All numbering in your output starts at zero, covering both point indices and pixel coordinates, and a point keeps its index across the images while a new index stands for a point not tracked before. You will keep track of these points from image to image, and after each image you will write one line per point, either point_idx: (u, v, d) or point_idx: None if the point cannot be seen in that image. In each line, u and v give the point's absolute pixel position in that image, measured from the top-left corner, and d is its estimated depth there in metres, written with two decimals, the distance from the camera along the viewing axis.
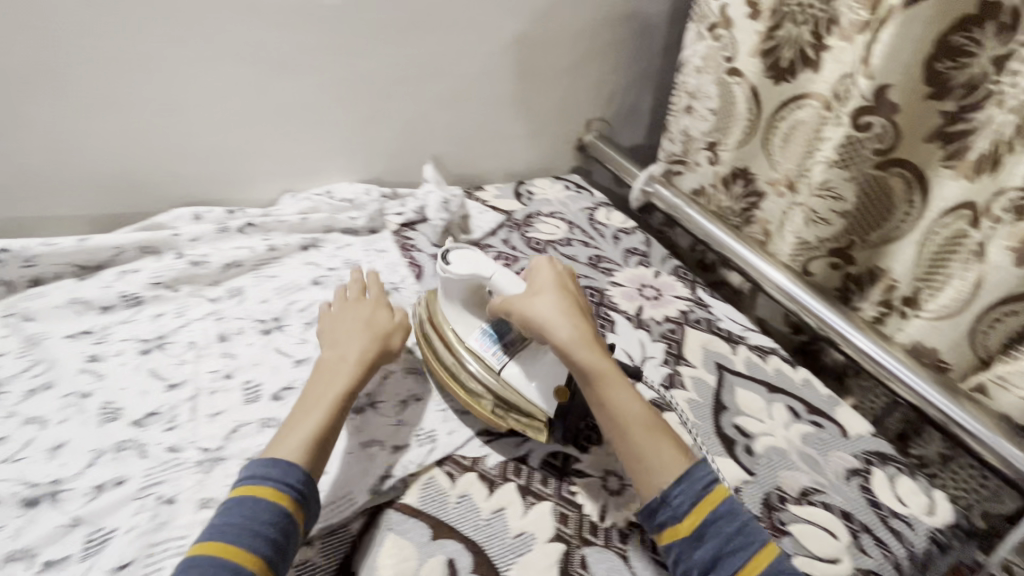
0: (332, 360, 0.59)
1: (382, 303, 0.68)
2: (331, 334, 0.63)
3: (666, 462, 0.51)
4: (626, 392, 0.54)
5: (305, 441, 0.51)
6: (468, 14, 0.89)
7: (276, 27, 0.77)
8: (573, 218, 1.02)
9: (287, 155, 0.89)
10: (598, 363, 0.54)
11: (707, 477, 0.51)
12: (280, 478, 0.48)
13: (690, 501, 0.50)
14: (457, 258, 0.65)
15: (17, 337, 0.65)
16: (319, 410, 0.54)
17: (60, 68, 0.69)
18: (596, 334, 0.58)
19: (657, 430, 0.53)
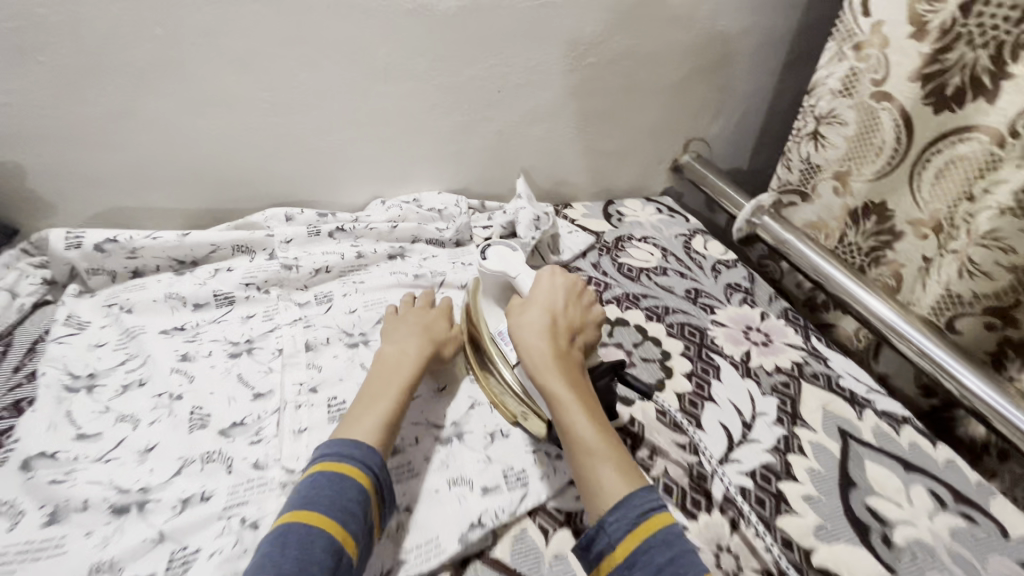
0: (392, 356, 0.60)
1: (443, 313, 0.69)
2: (390, 335, 0.64)
3: (608, 489, 0.47)
4: (582, 414, 0.52)
5: (379, 423, 0.52)
6: (584, 25, 0.84)
7: (390, 33, 0.75)
8: (667, 245, 0.94)
9: (380, 160, 0.87)
10: (553, 382, 0.54)
11: (645, 502, 0.45)
12: (362, 458, 0.48)
13: (625, 529, 0.44)
14: (494, 254, 0.67)
15: (117, 328, 0.65)
16: (385, 399, 0.54)
17: (182, 64, 0.69)
18: (567, 353, 0.58)
19: (607, 455, 0.49)
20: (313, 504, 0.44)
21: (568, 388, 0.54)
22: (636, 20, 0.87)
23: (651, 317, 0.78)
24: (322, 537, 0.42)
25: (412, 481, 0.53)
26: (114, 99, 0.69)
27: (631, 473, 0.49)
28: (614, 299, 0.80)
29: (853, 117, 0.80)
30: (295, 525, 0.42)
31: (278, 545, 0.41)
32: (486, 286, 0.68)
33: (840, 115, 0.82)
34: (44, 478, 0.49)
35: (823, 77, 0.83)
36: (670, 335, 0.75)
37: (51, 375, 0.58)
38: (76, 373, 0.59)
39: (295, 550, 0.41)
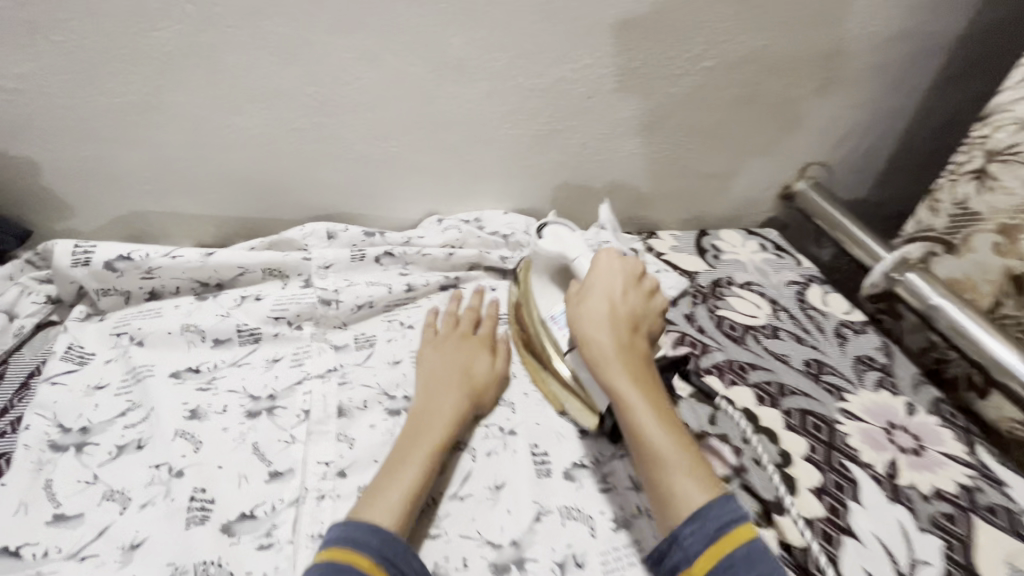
0: (424, 409, 0.51)
1: (487, 343, 0.60)
2: (424, 375, 0.55)
3: (680, 500, 0.42)
4: (651, 416, 0.46)
5: (404, 499, 0.44)
6: (703, 22, 0.67)
7: (464, 23, 0.60)
8: (777, 295, 0.77)
9: (439, 172, 0.73)
10: (617, 378, 0.48)
11: (724, 517, 0.41)
12: (378, 547, 0.39)
13: (701, 545, 0.40)
14: (552, 234, 0.61)
15: (122, 365, 0.55)
16: (410, 467, 0.46)
17: (211, 53, 0.57)
18: (634, 343, 0.50)
19: (680, 463, 0.44)
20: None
21: (635, 385, 0.47)
22: (769, 17, 0.69)
23: (763, 400, 0.61)
24: None
25: None
26: (137, 89, 0.58)
27: (707, 482, 0.43)
28: (714, 368, 0.64)
29: None
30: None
31: None
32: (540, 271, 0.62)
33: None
34: None
35: (1009, 101, 0.64)
36: (789, 428, 0.59)
37: (36, 427, 0.49)
38: (66, 425, 0.49)
39: None
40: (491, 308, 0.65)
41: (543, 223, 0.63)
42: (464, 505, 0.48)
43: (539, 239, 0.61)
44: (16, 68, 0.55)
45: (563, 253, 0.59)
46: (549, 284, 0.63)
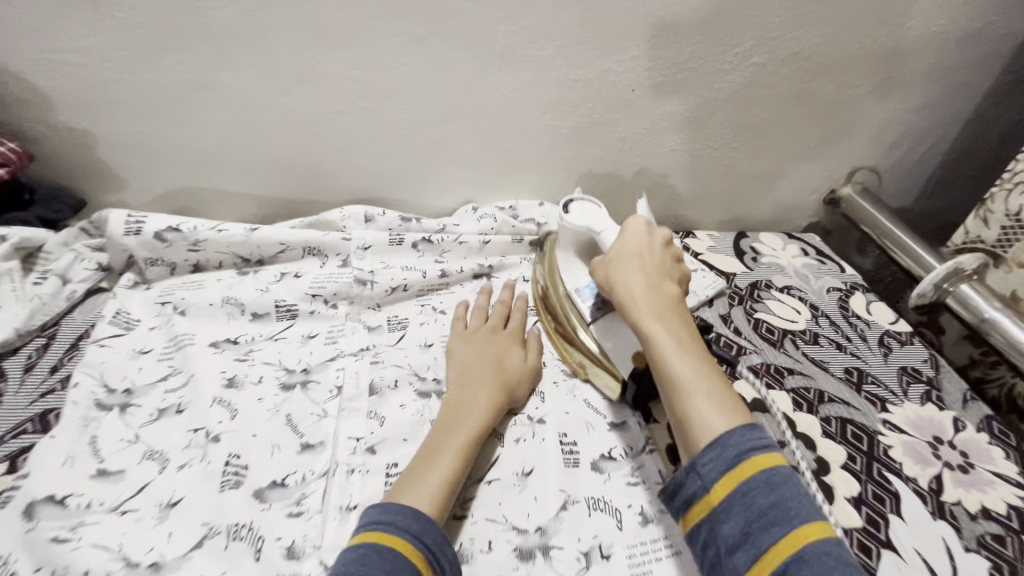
0: (458, 403, 0.51)
1: (518, 337, 0.59)
2: (456, 367, 0.54)
3: (701, 426, 0.42)
4: (676, 348, 0.46)
5: (442, 486, 0.43)
6: (755, 17, 0.66)
7: (512, 11, 0.60)
8: (817, 300, 0.75)
9: (477, 161, 0.74)
10: (643, 315, 0.48)
11: (744, 443, 0.40)
12: (417, 533, 0.40)
13: (719, 471, 0.40)
14: (577, 208, 0.60)
15: (165, 333, 0.57)
16: (445, 458, 0.45)
17: (264, 33, 0.58)
18: (663, 287, 0.51)
19: (704, 392, 0.43)
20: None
21: (661, 321, 0.48)
22: (826, 13, 0.67)
23: (800, 406, 0.59)
24: None
25: None
26: (192, 67, 0.60)
27: (732, 414, 0.43)
28: (750, 370, 0.63)
29: None
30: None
31: None
32: (564, 244, 0.62)
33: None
34: (47, 532, 0.40)
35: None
36: (827, 436, 0.57)
37: (84, 385, 0.50)
38: (112, 386, 0.51)
39: None
40: (520, 299, 0.64)
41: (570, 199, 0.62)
42: (490, 490, 0.48)
43: (566, 214, 0.60)
44: (80, 43, 0.57)
45: (590, 226, 0.58)
46: (572, 257, 0.63)
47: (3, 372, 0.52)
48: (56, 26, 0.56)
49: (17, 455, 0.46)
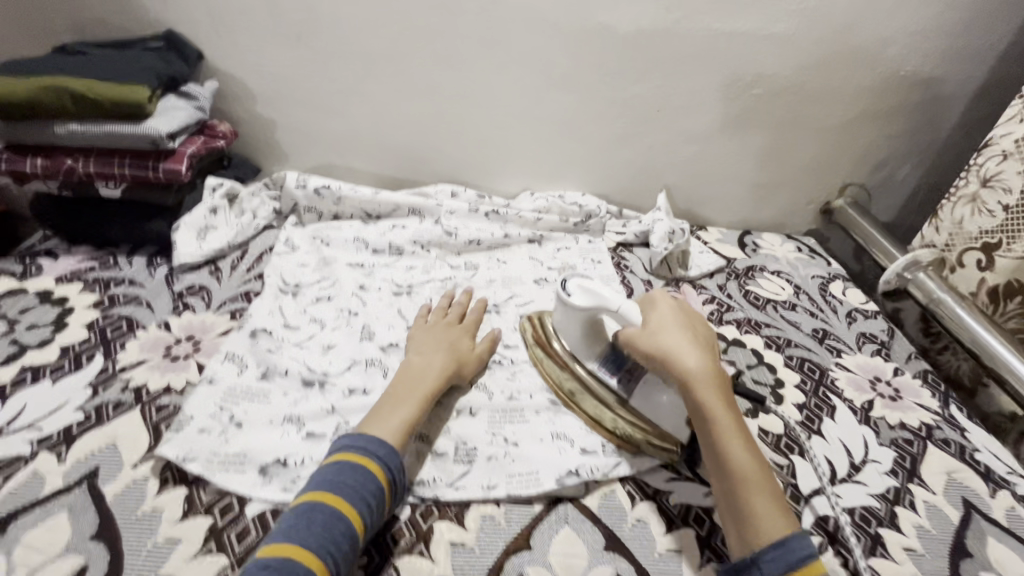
0: (416, 368, 0.62)
1: (469, 331, 0.70)
2: (416, 347, 0.65)
3: (764, 524, 0.46)
4: (735, 440, 0.50)
5: (396, 429, 0.54)
6: (753, 59, 0.88)
7: (571, 49, 0.85)
8: (801, 283, 0.93)
9: (538, 157, 0.97)
10: (710, 403, 0.52)
11: (803, 548, 0.44)
12: (383, 456, 0.51)
13: (780, 568, 0.44)
14: (577, 288, 0.64)
15: (317, 255, 0.83)
16: (403, 406, 0.56)
17: (400, 58, 0.86)
18: (719, 373, 0.55)
19: (763, 489, 0.48)
20: (337, 488, 0.47)
21: (722, 409, 0.52)
22: (810, 58, 0.88)
23: (771, 346, 0.78)
24: (327, 511, 0.46)
25: (522, 425, 0.62)
26: (349, 78, 0.88)
27: (785, 514, 0.47)
28: (734, 321, 0.82)
29: (1018, 184, 0.76)
30: (319, 504, 0.46)
31: (301, 518, 0.45)
32: (567, 324, 0.65)
33: (1006, 180, 0.77)
34: (263, 347, 0.65)
35: (999, 135, 0.78)
36: (787, 366, 0.75)
37: (272, 278, 0.77)
38: (288, 281, 0.77)
39: (316, 526, 0.45)
40: (477, 303, 0.75)
41: (565, 281, 0.65)
42: (532, 368, 0.69)
43: (569, 295, 0.63)
44: (282, 60, 0.86)
45: (598, 306, 0.61)
46: (576, 336, 0.64)
47: (219, 267, 0.78)
48: (271, 49, 0.85)
49: (235, 311, 0.72)
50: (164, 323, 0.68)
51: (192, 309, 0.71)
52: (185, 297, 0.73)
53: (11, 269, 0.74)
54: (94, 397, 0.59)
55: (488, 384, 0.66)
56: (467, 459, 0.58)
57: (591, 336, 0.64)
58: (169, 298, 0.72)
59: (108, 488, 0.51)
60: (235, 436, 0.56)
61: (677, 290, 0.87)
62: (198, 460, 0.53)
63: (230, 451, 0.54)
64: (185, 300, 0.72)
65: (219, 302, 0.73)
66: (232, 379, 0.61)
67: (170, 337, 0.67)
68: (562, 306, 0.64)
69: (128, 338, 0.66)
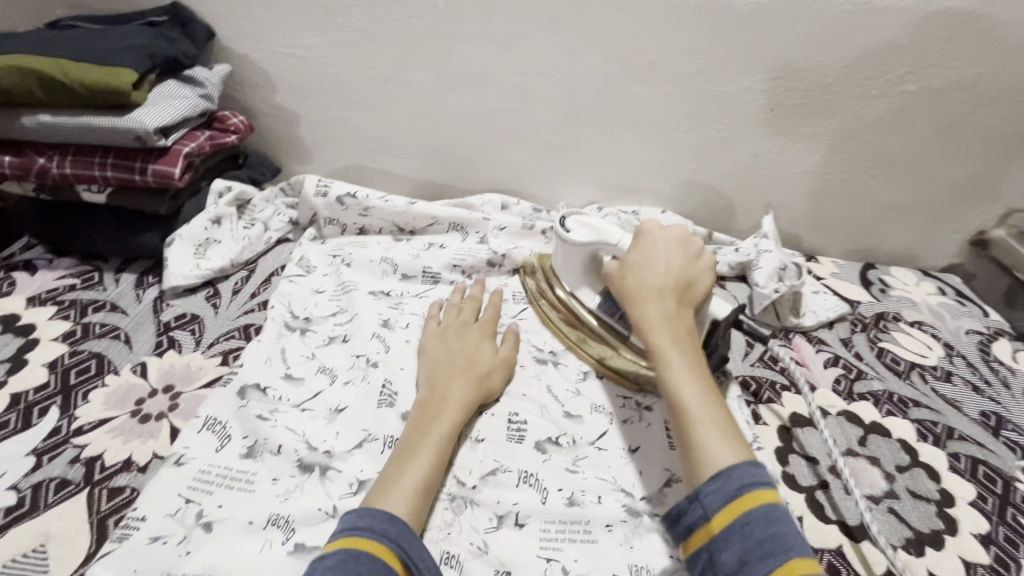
0: (431, 400, 0.51)
1: (489, 331, 0.59)
2: (428, 370, 0.54)
3: (705, 454, 0.40)
4: (681, 369, 0.44)
5: (411, 493, 0.42)
6: (909, 44, 0.66)
7: (665, 29, 0.66)
8: (953, 340, 0.71)
9: (609, 164, 0.79)
10: (649, 328, 0.47)
11: (745, 477, 0.38)
12: (394, 536, 0.38)
13: (719, 502, 0.38)
14: (575, 223, 0.59)
15: (335, 279, 0.68)
16: (418, 460, 0.45)
17: (446, 40, 0.69)
18: (672, 296, 0.49)
19: (710, 419, 0.42)
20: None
21: (673, 340, 0.46)
22: (990, 45, 0.65)
23: (925, 437, 0.57)
24: None
25: (588, 547, 0.45)
26: (385, 63, 0.72)
27: (732, 444, 0.40)
28: (869, 395, 0.61)
29: None
30: None
31: None
32: (564, 262, 0.60)
33: None
34: (252, 411, 0.51)
35: None
36: (955, 471, 0.54)
37: (277, 310, 0.62)
38: (296, 313, 0.62)
39: None
40: (491, 294, 0.64)
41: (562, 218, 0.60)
42: (601, 455, 0.51)
43: (566, 232, 0.58)
44: (306, 41, 0.71)
45: (600, 240, 0.56)
46: (576, 274, 0.60)
47: (218, 292, 0.65)
48: (292, 26, 0.70)
49: (227, 354, 0.57)
50: (139, 366, 0.55)
51: (177, 348, 0.57)
52: (172, 330, 0.59)
53: None
54: (34, 472, 0.45)
55: (542, 477, 0.49)
56: None
57: (591, 274, 0.60)
58: (153, 331, 0.59)
59: None
60: (199, 545, 0.42)
61: (788, 343, 0.68)
62: None
63: (188, 571, 0.40)
64: (171, 334, 0.59)
65: (211, 340, 0.59)
66: (207, 457, 0.47)
67: (143, 386, 0.53)
68: (558, 245, 0.60)
69: (93, 385, 0.53)
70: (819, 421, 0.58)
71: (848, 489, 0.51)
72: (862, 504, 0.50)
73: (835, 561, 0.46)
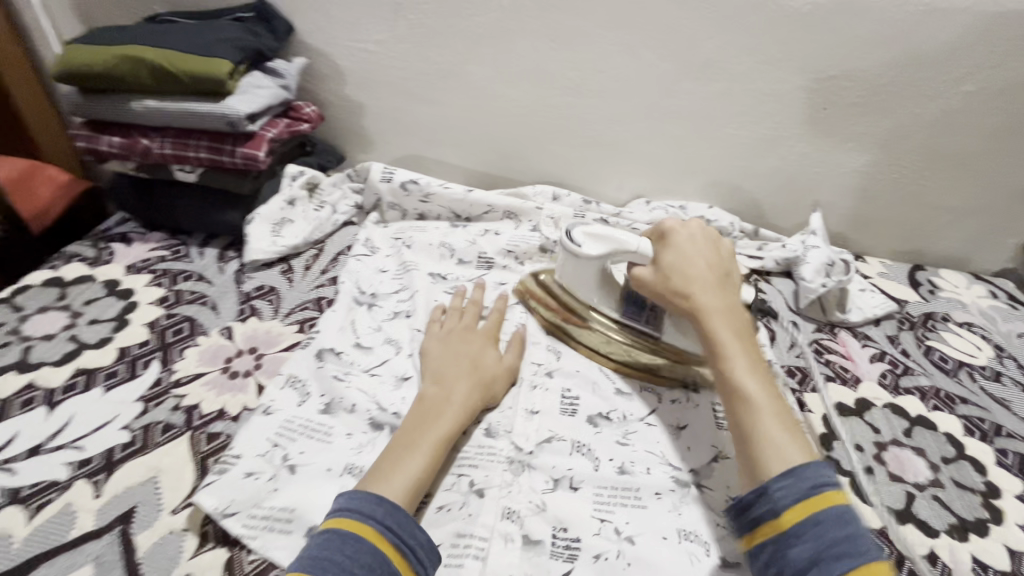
0: (434, 398, 0.50)
1: (492, 337, 0.59)
2: (430, 369, 0.54)
3: (776, 453, 0.40)
4: (748, 369, 0.44)
5: (408, 486, 0.43)
6: (968, 45, 0.66)
7: (722, 29, 0.68)
8: (1003, 343, 0.70)
9: (658, 158, 0.81)
10: (715, 323, 0.47)
11: (820, 476, 0.38)
12: (382, 518, 0.40)
13: (792, 498, 0.37)
14: (583, 236, 0.56)
15: (397, 259, 0.72)
16: (415, 454, 0.45)
17: (508, 37, 0.73)
18: (729, 296, 0.49)
19: (779, 419, 0.41)
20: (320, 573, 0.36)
21: (736, 342, 0.46)
22: None
23: (973, 433, 0.58)
24: None
25: (638, 512, 0.47)
26: (449, 58, 0.76)
27: (802, 446, 0.40)
28: (916, 390, 0.62)
29: None
30: None
31: None
32: (574, 274, 0.59)
33: None
34: (330, 372, 0.56)
35: None
36: (1002, 466, 0.55)
37: (347, 285, 0.67)
38: (364, 289, 0.67)
39: None
40: (497, 300, 0.64)
41: (568, 229, 0.58)
42: (649, 430, 0.54)
43: (577, 247, 0.56)
44: (377, 37, 0.76)
45: (613, 250, 0.54)
46: (590, 287, 0.59)
47: (292, 267, 0.70)
48: (366, 23, 0.75)
49: (303, 322, 0.62)
50: (226, 330, 0.60)
51: (258, 316, 0.63)
52: (252, 300, 0.65)
53: (84, 254, 0.69)
54: (142, 416, 0.51)
55: (594, 446, 0.52)
56: (568, 554, 0.44)
57: (606, 285, 0.58)
58: (236, 300, 0.65)
59: (142, 538, 0.42)
60: (286, 484, 0.46)
61: (832, 337, 0.69)
62: (238, 516, 0.44)
63: (277, 505, 0.45)
64: (252, 303, 0.64)
65: (288, 309, 0.64)
66: (291, 409, 0.52)
67: (231, 347, 0.58)
68: (569, 258, 0.58)
69: (187, 344, 0.58)
70: (863, 413, 0.59)
71: (892, 475, 0.53)
72: (906, 490, 0.52)
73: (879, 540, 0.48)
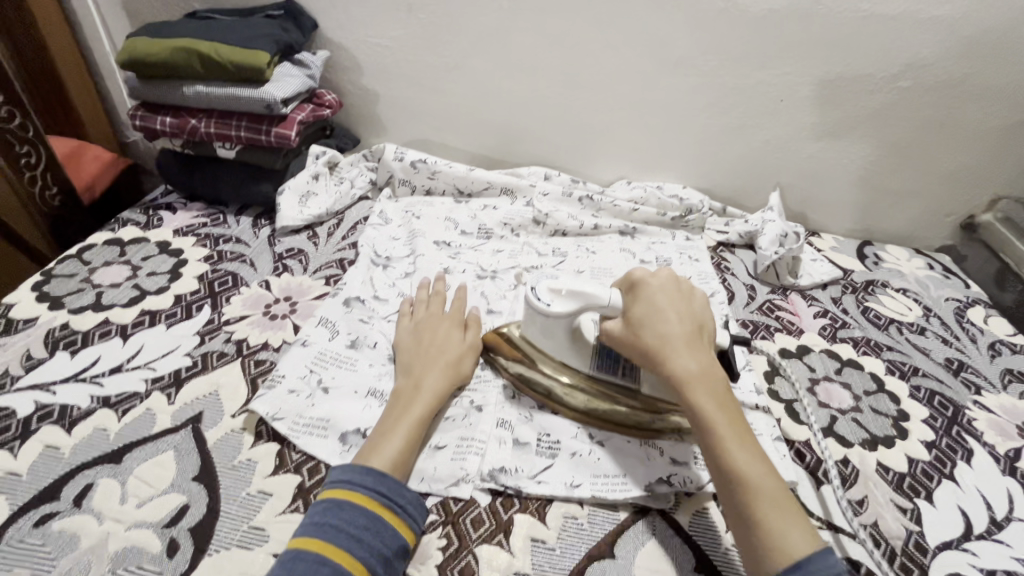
0: (407, 389, 0.55)
1: (456, 320, 0.64)
2: (403, 360, 0.59)
3: (779, 543, 0.39)
4: (739, 448, 0.44)
5: (392, 459, 0.49)
6: (903, 46, 0.77)
7: (693, 29, 0.79)
8: (932, 304, 0.82)
9: (638, 144, 0.92)
10: (700, 397, 0.46)
11: (827, 568, 0.37)
12: (372, 484, 0.46)
13: None
14: (549, 293, 0.56)
15: (408, 228, 0.82)
16: (394, 436, 0.50)
17: (507, 35, 0.83)
18: (709, 359, 0.49)
19: (777, 502, 0.41)
20: (325, 530, 0.43)
21: (726, 418, 0.45)
22: (974, 50, 0.76)
23: (893, 372, 0.69)
24: (309, 557, 0.41)
25: (608, 424, 0.58)
26: (455, 53, 0.87)
27: (806, 533, 0.40)
28: (850, 340, 0.73)
29: None
30: (304, 552, 0.41)
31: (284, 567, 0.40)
32: (546, 334, 0.57)
33: None
34: (356, 316, 0.66)
35: None
36: (913, 398, 0.66)
37: (365, 249, 0.77)
38: (379, 253, 0.77)
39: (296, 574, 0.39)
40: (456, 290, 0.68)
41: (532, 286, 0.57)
42: None
43: (546, 305, 0.55)
44: (391, 34, 0.86)
45: (584, 304, 0.54)
46: (562, 343, 0.57)
47: (317, 233, 0.80)
48: (382, 20, 0.85)
49: (329, 277, 0.73)
50: (264, 283, 0.71)
51: (290, 272, 0.73)
52: (284, 259, 0.75)
53: (136, 219, 0.80)
54: (200, 345, 0.62)
55: None
56: (550, 452, 0.55)
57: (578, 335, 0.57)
58: (270, 259, 0.75)
59: (210, 434, 0.53)
60: (321, 400, 0.57)
61: (784, 298, 0.80)
62: (285, 420, 0.54)
63: (315, 414, 0.55)
64: (284, 262, 0.75)
65: (315, 267, 0.74)
66: (324, 343, 0.62)
67: (268, 296, 0.69)
68: (537, 315, 0.57)
69: (232, 293, 0.69)
70: (803, 357, 0.70)
71: (820, 403, 0.64)
72: (831, 414, 0.63)
73: (804, 449, 0.59)
